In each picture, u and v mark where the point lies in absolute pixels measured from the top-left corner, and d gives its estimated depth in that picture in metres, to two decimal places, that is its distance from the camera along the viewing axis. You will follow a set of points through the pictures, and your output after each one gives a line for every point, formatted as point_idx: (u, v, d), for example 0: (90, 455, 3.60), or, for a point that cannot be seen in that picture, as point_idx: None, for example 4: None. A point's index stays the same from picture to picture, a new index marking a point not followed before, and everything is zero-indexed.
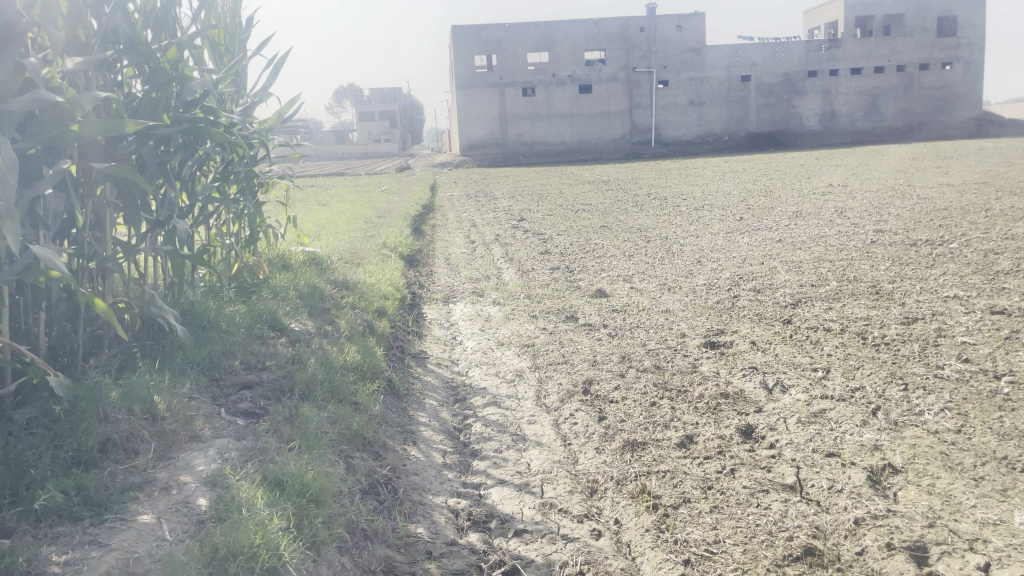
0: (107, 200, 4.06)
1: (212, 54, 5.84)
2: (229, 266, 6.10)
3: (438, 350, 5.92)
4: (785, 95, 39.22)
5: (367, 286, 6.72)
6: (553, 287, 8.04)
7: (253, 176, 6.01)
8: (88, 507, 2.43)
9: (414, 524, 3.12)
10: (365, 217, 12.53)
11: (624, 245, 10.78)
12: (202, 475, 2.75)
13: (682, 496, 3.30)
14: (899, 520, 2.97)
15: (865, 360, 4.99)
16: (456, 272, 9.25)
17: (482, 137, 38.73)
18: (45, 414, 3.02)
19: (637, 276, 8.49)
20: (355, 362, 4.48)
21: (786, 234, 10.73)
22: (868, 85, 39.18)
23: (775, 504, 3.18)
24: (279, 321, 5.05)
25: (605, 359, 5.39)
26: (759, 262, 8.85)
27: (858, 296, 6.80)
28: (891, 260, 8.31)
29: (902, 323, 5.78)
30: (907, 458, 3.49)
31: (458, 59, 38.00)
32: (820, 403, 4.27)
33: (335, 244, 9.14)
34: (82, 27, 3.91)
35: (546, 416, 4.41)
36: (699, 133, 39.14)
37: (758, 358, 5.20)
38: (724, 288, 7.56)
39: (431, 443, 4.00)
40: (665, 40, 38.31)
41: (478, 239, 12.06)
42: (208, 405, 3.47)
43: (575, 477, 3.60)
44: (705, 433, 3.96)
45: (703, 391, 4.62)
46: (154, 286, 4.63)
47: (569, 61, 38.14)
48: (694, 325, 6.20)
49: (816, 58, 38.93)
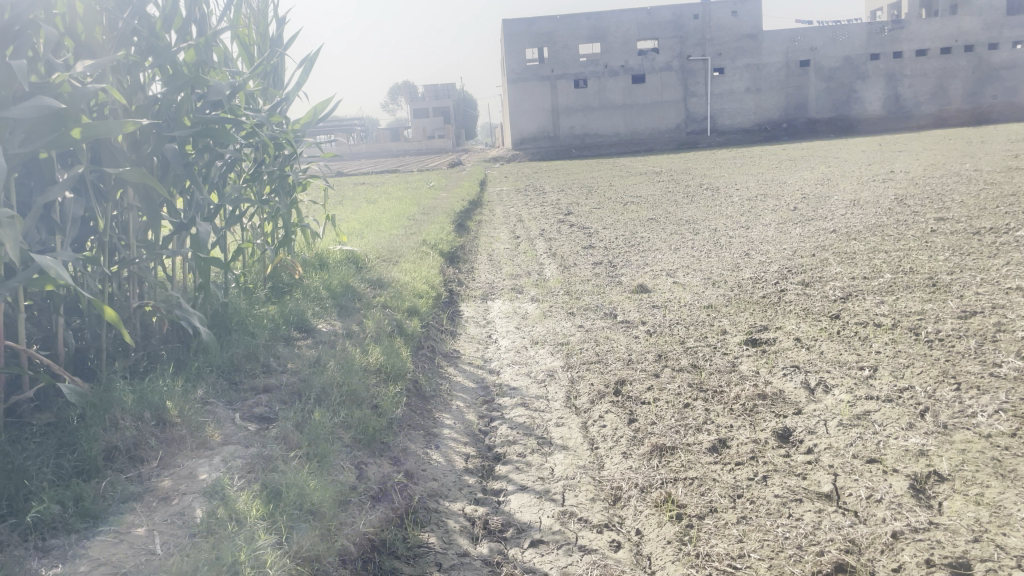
0: (129, 204, 4.05)
1: (242, 51, 5.82)
2: (264, 266, 6.08)
3: (471, 349, 5.82)
4: (846, 79, 38.04)
5: (401, 285, 6.66)
6: (594, 283, 7.87)
7: (286, 175, 6.00)
8: (83, 519, 2.43)
9: (426, 533, 3.03)
10: (410, 214, 12.54)
11: (671, 238, 10.55)
12: (203, 485, 2.71)
13: (709, 505, 3.13)
14: (941, 534, 2.75)
15: (916, 358, 4.71)
16: (497, 268, 9.14)
17: (534, 130, 38.58)
18: (57, 420, 3.04)
19: (681, 270, 8.27)
20: (379, 363, 4.41)
21: (841, 224, 10.34)
22: (933, 67, 37.76)
23: (808, 515, 2.99)
24: (306, 322, 5.02)
25: (641, 357, 5.23)
26: (810, 254, 8.54)
27: (913, 289, 6.47)
28: (951, 250, 7.91)
29: (959, 318, 5.47)
30: (954, 465, 3.25)
31: (509, 53, 37.91)
32: (864, 404, 4.04)
33: (375, 242, 9.12)
34: (99, 29, 3.89)
35: (575, 418, 4.27)
36: (755, 121, 38.28)
37: (802, 356, 4.96)
38: (772, 282, 7.29)
39: (453, 447, 3.91)
40: (720, 27, 37.55)
41: (523, 234, 11.94)
42: (222, 409, 3.45)
43: (598, 483, 3.46)
44: (739, 437, 3.78)
45: (740, 391, 4.42)
46: (182, 288, 4.65)
47: (622, 51, 37.67)
48: (737, 321, 5.98)
49: (879, 40, 37.67)
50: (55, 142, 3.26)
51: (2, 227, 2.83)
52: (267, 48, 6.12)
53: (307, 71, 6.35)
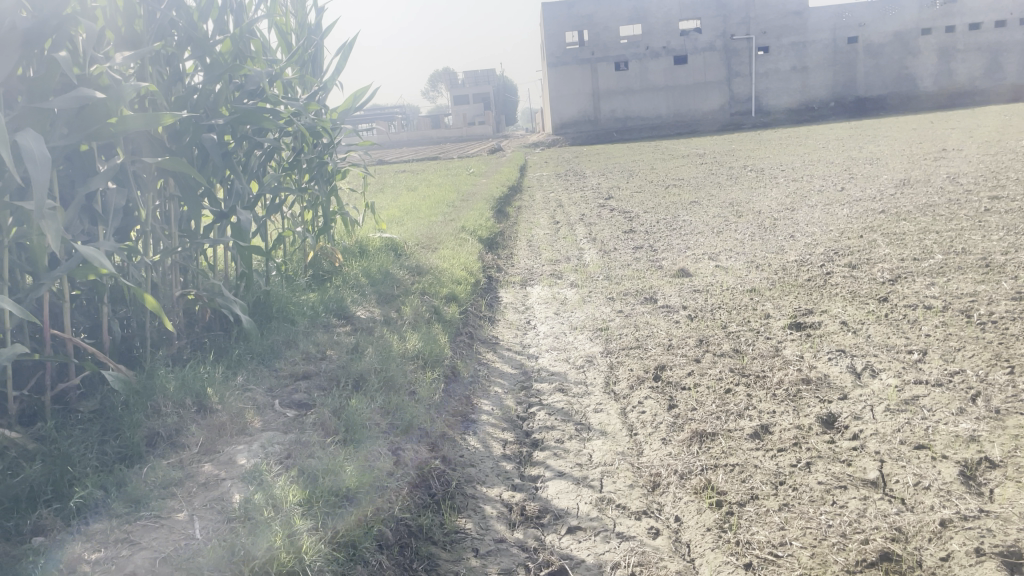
0: (170, 193, 4.11)
1: (280, 39, 5.85)
2: (304, 254, 6.13)
3: (510, 335, 5.81)
4: (895, 56, 37.02)
5: (440, 272, 6.66)
6: (634, 268, 7.79)
7: (326, 164, 6.03)
8: (125, 504, 2.47)
9: (463, 519, 3.02)
10: (449, 201, 12.54)
11: (713, 221, 10.39)
12: (242, 470, 2.75)
13: (749, 492, 3.07)
14: (992, 522, 2.66)
15: (968, 341, 4.57)
16: (536, 253, 9.11)
17: (575, 115, 38.31)
18: (102, 408, 3.10)
19: (724, 253, 8.14)
20: (417, 350, 4.41)
21: (890, 204, 10.08)
22: (987, 41, 36.55)
23: (853, 502, 2.92)
24: (346, 309, 5.05)
25: (681, 342, 5.16)
26: (857, 235, 8.33)
27: (965, 270, 6.27)
28: (1006, 230, 7.65)
29: (1013, 299, 5.28)
30: (1006, 451, 3.14)
31: (549, 37, 37.65)
32: (913, 389, 3.93)
33: (415, 229, 9.14)
34: (138, 21, 3.93)
35: (614, 404, 4.23)
36: (801, 100, 37.49)
37: (847, 340, 4.85)
38: (817, 264, 7.13)
39: (491, 433, 3.90)
40: (764, 4, 36.78)
41: (563, 219, 11.87)
42: (263, 396, 3.49)
43: (637, 470, 3.42)
44: (782, 422, 3.71)
45: (783, 376, 4.33)
46: (224, 277, 4.71)
47: (663, 32, 37.15)
48: (781, 305, 5.86)
49: (929, 15, 36.56)
50: (94, 134, 3.31)
51: (41, 221, 2.86)
52: (306, 36, 6.15)
53: (345, 58, 6.37)
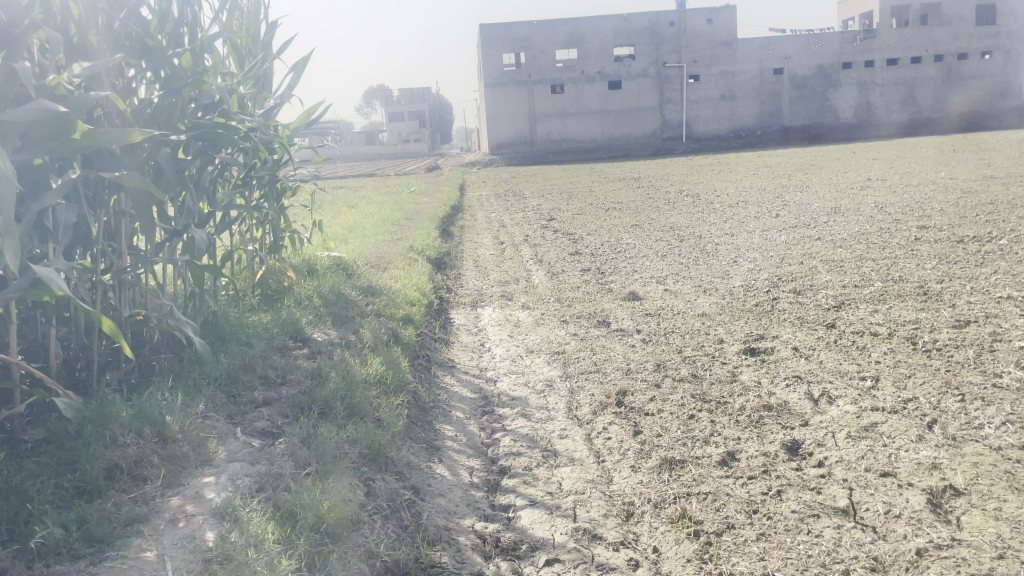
0: (122, 209, 3.93)
1: (234, 58, 5.71)
2: (253, 273, 5.93)
3: (465, 358, 5.74)
4: (819, 87, 38.50)
5: (392, 293, 6.55)
6: (584, 290, 7.82)
7: (276, 181, 5.86)
8: (88, 543, 2.35)
9: (438, 551, 2.95)
10: (393, 219, 12.40)
11: (656, 245, 10.54)
12: (212, 505, 2.62)
13: (725, 521, 3.08)
14: (966, 551, 2.72)
15: (917, 368, 4.71)
16: (484, 274, 9.07)
17: (512, 136, 38.54)
18: (53, 436, 2.92)
19: (671, 277, 8.25)
20: (379, 374, 4.31)
21: (826, 231, 10.41)
22: (904, 76, 38.37)
23: (827, 531, 2.95)
24: (301, 331, 4.92)
25: (639, 366, 5.17)
26: (798, 261, 8.56)
27: (905, 297, 6.49)
28: (938, 259, 7.97)
29: (954, 327, 5.49)
30: (969, 479, 3.23)
31: (486, 57, 37.81)
32: (871, 416, 4.01)
33: (361, 248, 8.98)
34: (93, 32, 3.77)
35: (578, 429, 4.20)
36: (731, 128, 38.59)
37: (802, 366, 4.94)
38: (763, 290, 7.28)
39: (458, 461, 3.83)
40: (695, 34, 37.78)
41: (507, 240, 11.86)
42: (223, 424, 3.34)
43: (609, 499, 3.38)
44: (748, 449, 3.73)
45: (744, 402, 4.37)
46: (173, 295, 4.51)
47: (598, 57, 37.80)
48: (733, 330, 5.95)
49: (850, 49, 38.16)
50: (56, 148, 3.16)
51: (2, 239, 2.67)
52: (259, 51, 6.01)
53: (297, 75, 6.24)
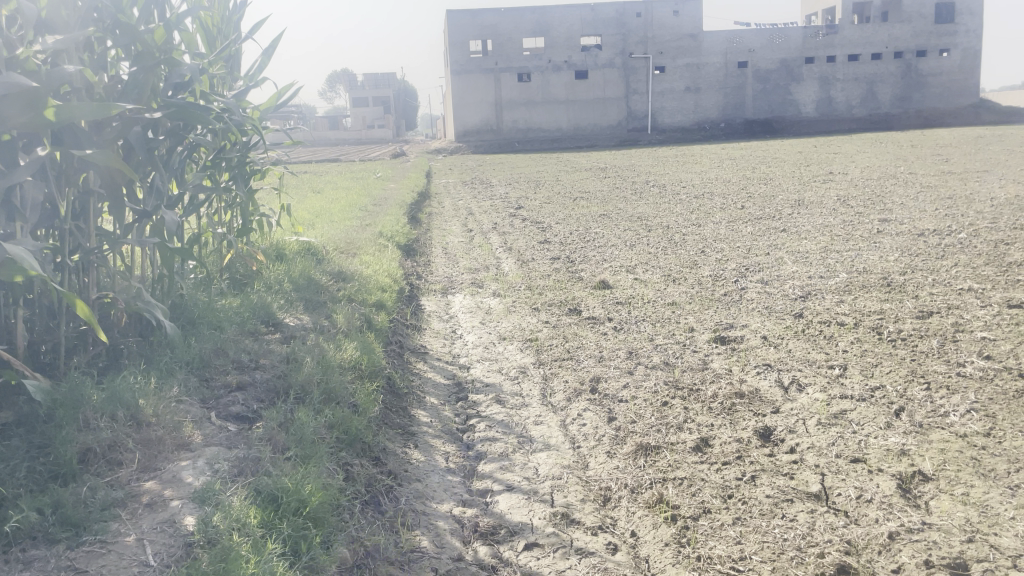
0: (91, 189, 3.84)
1: (203, 38, 5.62)
2: (221, 257, 5.83)
3: (437, 345, 5.72)
4: (782, 81, 38.96)
5: (363, 278, 6.51)
6: (554, 278, 7.83)
7: (246, 163, 5.75)
8: (64, 527, 2.31)
9: (418, 536, 2.94)
10: (360, 205, 12.28)
11: (624, 235, 10.60)
12: (190, 489, 2.59)
13: (701, 506, 3.12)
14: (936, 535, 2.79)
15: (883, 357, 4.80)
16: (454, 261, 9.04)
17: (478, 123, 38.38)
18: (23, 419, 2.85)
19: (640, 266, 8.30)
20: (353, 359, 4.28)
21: (790, 223, 10.54)
22: (865, 72, 39.01)
23: (801, 515, 3.00)
24: (273, 315, 4.86)
25: (612, 354, 5.20)
26: (764, 252, 8.67)
27: (869, 288, 6.61)
28: (901, 251, 8.13)
29: (918, 317, 5.61)
30: (936, 465, 3.31)
31: (453, 44, 37.53)
32: (840, 403, 4.08)
33: (329, 234, 8.89)
34: (64, 6, 3.69)
35: (553, 416, 4.21)
36: (695, 120, 38.88)
37: (771, 354, 5.01)
38: (731, 280, 7.36)
39: (433, 446, 3.82)
40: (661, 25, 37.95)
41: (475, 228, 11.82)
42: (198, 408, 3.28)
43: (586, 484, 3.40)
44: (722, 436, 3.78)
45: (716, 390, 4.42)
46: (141, 277, 4.41)
47: (565, 46, 37.80)
48: (703, 319, 6.01)
49: (813, 44, 38.62)
50: (25, 125, 3.11)
51: None
52: (230, 32, 5.91)
53: (267, 57, 6.13)
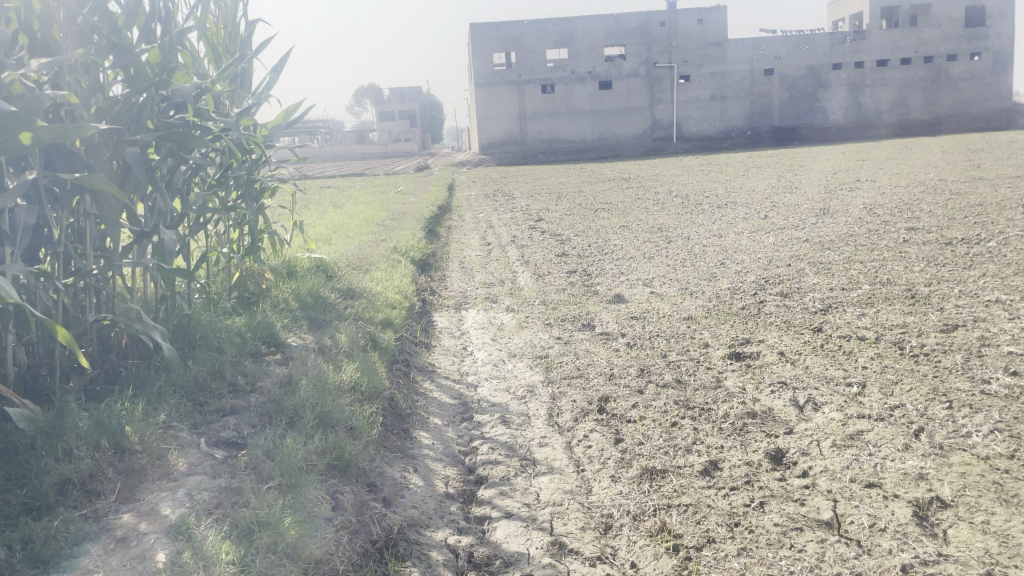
0: (87, 211, 3.80)
1: (209, 55, 5.60)
2: (229, 275, 5.78)
3: (446, 363, 5.63)
4: (809, 88, 38.52)
5: (373, 295, 6.44)
6: (569, 293, 7.71)
7: (253, 181, 5.70)
8: (32, 564, 2.29)
9: (408, 567, 2.85)
10: (380, 219, 12.26)
11: (643, 247, 10.44)
12: (167, 522, 2.54)
13: (706, 535, 2.98)
14: (953, 568, 2.63)
15: (904, 373, 4.62)
16: (469, 276, 8.96)
17: (501, 135, 38.43)
18: (7, 446, 2.84)
19: (658, 279, 8.16)
20: (353, 380, 4.20)
21: (814, 233, 10.33)
22: (893, 77, 38.44)
23: (810, 546, 2.85)
24: (276, 335, 4.80)
25: (622, 371, 5.07)
26: (785, 264, 8.48)
27: (892, 301, 6.40)
28: (927, 261, 7.90)
29: (942, 331, 5.41)
30: (956, 490, 3.14)
31: (477, 57, 37.66)
32: (857, 424, 3.92)
33: (344, 250, 8.85)
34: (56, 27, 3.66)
35: (558, 437, 4.09)
36: (720, 128, 38.56)
37: (787, 371, 4.84)
38: (750, 293, 7.19)
39: (432, 470, 3.73)
40: (686, 34, 37.73)
41: (494, 241, 11.73)
42: (187, 435, 3.23)
43: (587, 511, 3.28)
44: (731, 459, 3.64)
45: (728, 409, 4.28)
46: (142, 298, 4.38)
47: (589, 57, 37.72)
48: (718, 334, 5.85)
49: (840, 51, 38.17)
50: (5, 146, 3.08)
51: None
52: (237, 49, 5.89)
53: (275, 74, 6.10)
